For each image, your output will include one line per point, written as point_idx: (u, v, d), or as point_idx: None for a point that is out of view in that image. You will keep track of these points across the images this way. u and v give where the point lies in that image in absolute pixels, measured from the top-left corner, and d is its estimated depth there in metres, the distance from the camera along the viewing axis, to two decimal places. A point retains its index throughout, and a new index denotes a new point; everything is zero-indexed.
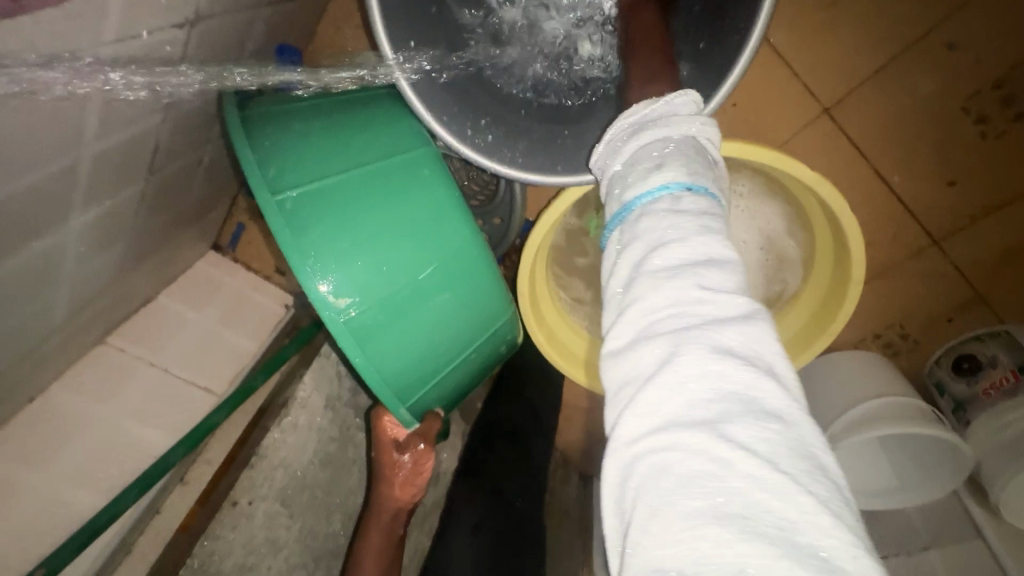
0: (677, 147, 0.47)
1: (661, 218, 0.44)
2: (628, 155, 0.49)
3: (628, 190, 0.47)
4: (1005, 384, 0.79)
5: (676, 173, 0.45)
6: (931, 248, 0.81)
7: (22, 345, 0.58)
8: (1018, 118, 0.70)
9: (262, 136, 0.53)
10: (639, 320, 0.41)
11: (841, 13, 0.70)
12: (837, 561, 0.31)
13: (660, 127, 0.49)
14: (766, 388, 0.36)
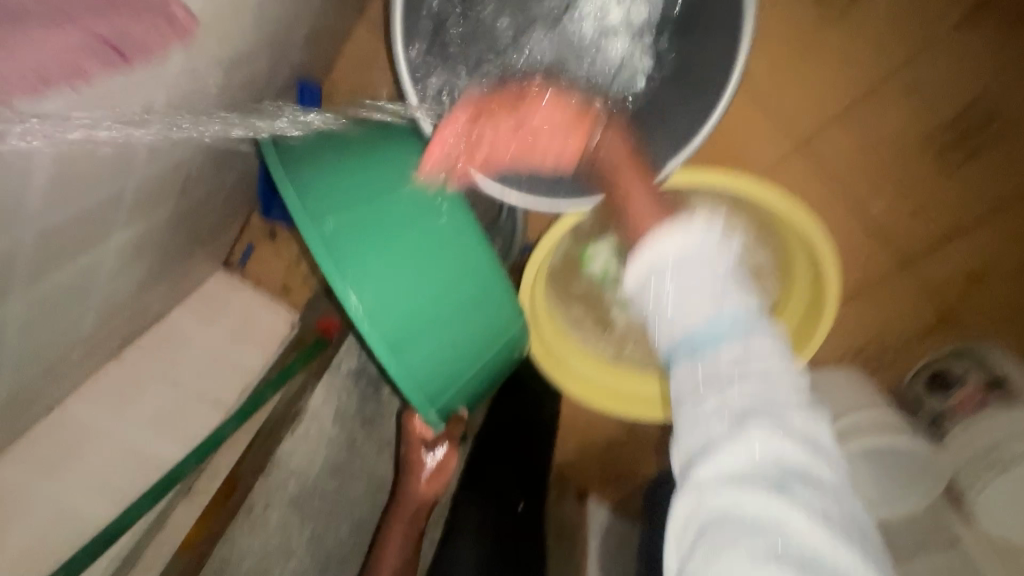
0: (718, 262, 0.47)
1: (718, 325, 0.45)
2: (672, 269, 0.47)
3: (692, 302, 0.46)
4: (976, 398, 0.85)
5: (739, 292, 0.46)
6: (902, 270, 0.88)
7: (43, 357, 0.60)
8: (969, 155, 0.80)
9: (299, 165, 0.57)
10: (716, 416, 0.44)
11: (811, 57, 0.78)
12: None
13: (698, 235, 0.47)
14: (825, 473, 0.42)
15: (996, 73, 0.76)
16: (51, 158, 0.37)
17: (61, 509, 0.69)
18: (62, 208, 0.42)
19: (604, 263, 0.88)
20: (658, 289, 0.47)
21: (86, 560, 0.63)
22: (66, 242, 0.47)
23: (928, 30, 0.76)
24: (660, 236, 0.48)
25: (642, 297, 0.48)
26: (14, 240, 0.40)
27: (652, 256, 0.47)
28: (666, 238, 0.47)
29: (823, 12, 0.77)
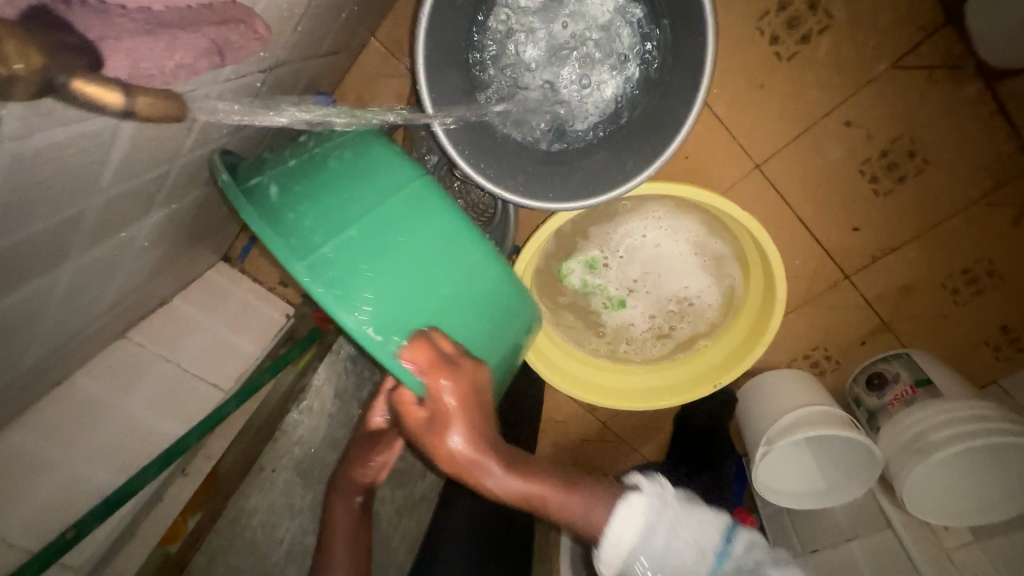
0: (669, 505, 0.64)
1: (684, 554, 0.64)
2: (640, 546, 0.62)
3: (653, 548, 0.62)
4: (905, 396, 0.96)
5: (673, 519, 0.64)
6: (844, 281, 0.99)
7: (65, 330, 0.63)
8: (901, 181, 0.88)
9: (306, 249, 0.54)
10: None
11: (769, 91, 0.84)
12: None
13: (644, 504, 0.63)
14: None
15: (928, 108, 0.82)
16: (128, 140, 0.43)
17: (69, 476, 0.72)
18: (124, 185, 0.49)
19: (581, 278, 0.94)
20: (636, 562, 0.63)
21: (94, 522, 0.67)
22: (117, 217, 0.52)
23: (862, 72, 0.81)
24: (615, 518, 0.62)
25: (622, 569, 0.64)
26: (83, 211, 0.45)
27: (619, 544, 0.62)
28: (621, 518, 0.62)
29: (773, 49, 0.81)
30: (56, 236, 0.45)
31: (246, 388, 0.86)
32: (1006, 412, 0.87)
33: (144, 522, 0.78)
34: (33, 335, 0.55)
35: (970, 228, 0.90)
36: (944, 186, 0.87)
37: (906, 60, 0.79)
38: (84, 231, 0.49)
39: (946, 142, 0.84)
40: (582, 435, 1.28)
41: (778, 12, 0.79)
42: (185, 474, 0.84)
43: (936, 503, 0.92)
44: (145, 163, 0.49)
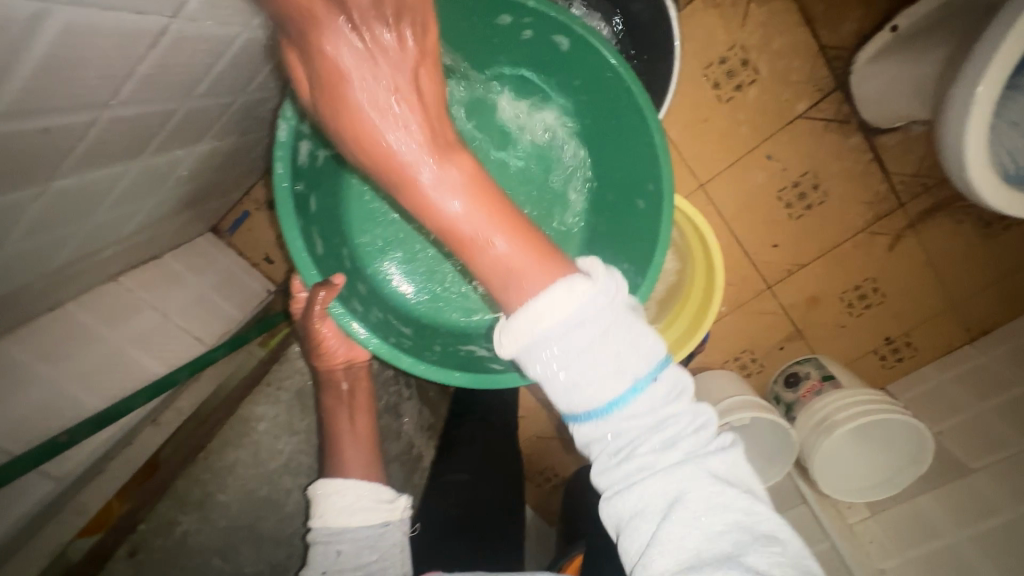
0: (617, 306, 0.43)
1: (606, 371, 0.42)
2: (559, 336, 0.42)
3: (561, 360, 0.42)
4: (814, 388, 1.13)
5: (609, 330, 0.42)
6: (766, 291, 1.19)
7: (96, 239, 0.67)
8: (808, 209, 1.11)
9: (640, 120, 0.69)
10: (638, 456, 0.43)
11: (711, 124, 1.06)
12: (718, 460, 0.44)
13: (588, 290, 0.42)
14: (761, 509, 0.43)
15: (828, 152, 1.06)
16: (229, 53, 0.53)
17: (52, 393, 0.72)
18: (206, 99, 0.58)
19: None
20: (543, 354, 0.42)
21: (87, 432, 0.67)
22: (186, 130, 0.61)
23: (782, 116, 1.04)
24: (544, 293, 0.42)
25: (522, 362, 0.43)
26: (175, 107, 0.53)
27: (537, 322, 0.42)
28: (555, 295, 0.42)
29: (714, 93, 1.04)
30: (150, 124, 0.52)
31: (236, 337, 0.89)
32: (859, 390, 1.06)
33: (117, 458, 0.77)
34: (82, 228, 0.60)
35: (860, 248, 1.13)
36: (841, 214, 1.10)
37: (811, 112, 1.04)
38: (164, 129, 0.56)
39: (840, 178, 1.08)
40: (537, 432, 1.36)
41: (719, 65, 1.02)
42: (157, 423, 0.83)
43: (841, 480, 1.09)
44: (227, 83, 0.59)
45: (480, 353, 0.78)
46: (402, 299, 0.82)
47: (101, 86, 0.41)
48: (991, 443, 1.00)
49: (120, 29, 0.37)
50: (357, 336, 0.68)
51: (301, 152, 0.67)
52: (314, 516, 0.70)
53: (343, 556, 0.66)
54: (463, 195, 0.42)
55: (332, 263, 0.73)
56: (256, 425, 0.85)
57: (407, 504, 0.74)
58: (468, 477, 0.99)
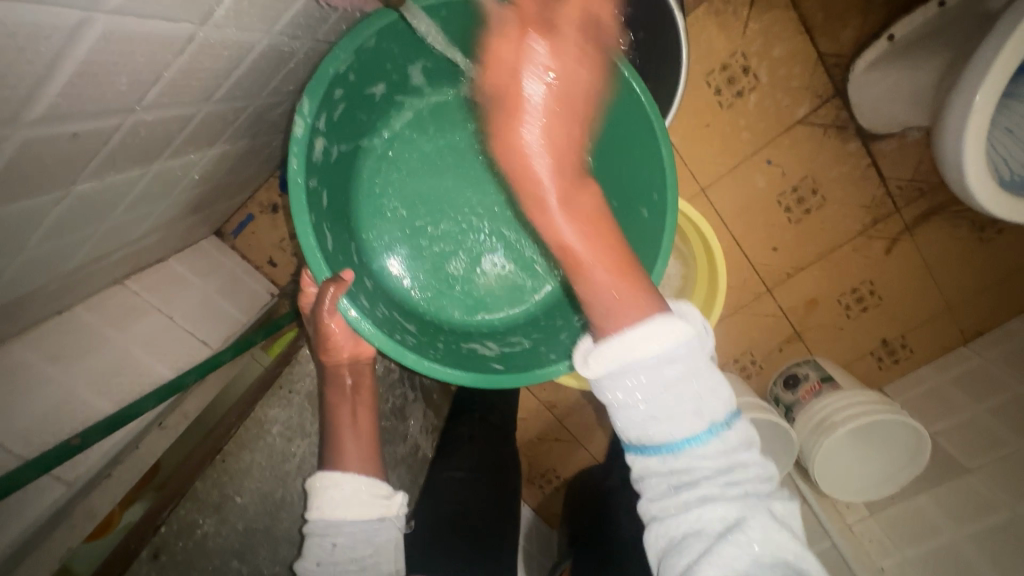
0: (705, 354, 0.48)
1: (687, 407, 0.46)
2: (650, 364, 0.45)
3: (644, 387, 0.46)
4: (814, 389, 1.14)
5: (690, 371, 0.46)
6: (766, 293, 1.21)
7: (110, 242, 0.67)
8: (808, 212, 1.12)
9: (647, 128, 0.70)
10: (702, 482, 0.46)
11: (714, 127, 1.08)
12: (777, 508, 0.47)
13: (687, 330, 0.47)
14: (813, 559, 0.45)
15: (827, 156, 1.08)
16: (249, 59, 0.54)
17: (62, 396, 0.72)
18: (224, 103, 0.58)
19: None
20: (629, 379, 0.46)
21: (98, 436, 0.67)
22: (202, 135, 0.61)
23: (783, 119, 1.06)
24: (646, 322, 0.46)
25: (608, 383, 0.47)
26: (195, 112, 0.54)
27: (631, 348, 0.46)
28: (655, 328, 0.46)
29: (716, 98, 1.06)
30: (169, 128, 0.53)
31: (242, 340, 0.89)
32: (866, 395, 1.06)
33: (125, 461, 0.77)
34: (98, 231, 0.60)
35: (858, 249, 1.15)
36: (839, 216, 1.12)
37: (810, 117, 1.06)
38: (182, 133, 0.56)
39: (838, 182, 1.10)
40: (539, 435, 1.36)
41: (721, 71, 1.04)
42: (163, 427, 0.83)
43: (841, 480, 1.10)
44: (243, 89, 0.59)
45: (482, 351, 0.79)
46: (406, 295, 0.83)
47: (130, 91, 0.41)
48: (988, 443, 1.01)
49: (153, 36, 0.38)
50: (365, 331, 0.67)
51: (315, 148, 0.67)
52: (311, 508, 0.70)
53: (338, 549, 0.67)
54: (582, 226, 0.49)
55: (341, 259, 0.73)
56: (269, 428, 0.81)
57: (402, 501, 0.75)
58: (464, 476, 0.96)
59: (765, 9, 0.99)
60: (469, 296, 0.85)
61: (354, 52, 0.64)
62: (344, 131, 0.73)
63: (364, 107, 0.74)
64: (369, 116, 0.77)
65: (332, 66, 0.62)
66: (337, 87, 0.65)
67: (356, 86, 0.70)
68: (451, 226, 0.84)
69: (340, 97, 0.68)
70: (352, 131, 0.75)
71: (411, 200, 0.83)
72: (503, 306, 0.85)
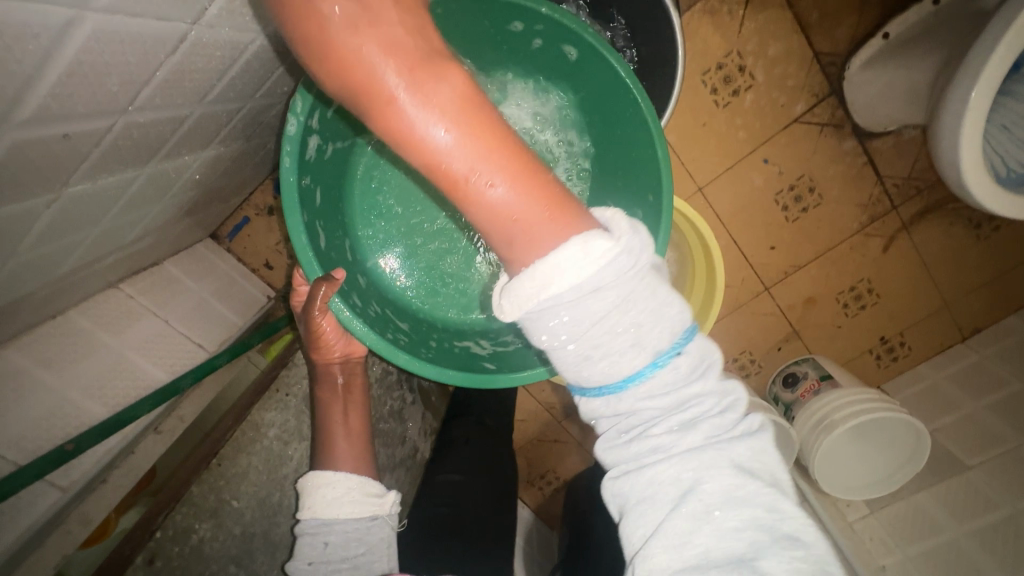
0: (638, 268, 0.41)
1: (624, 348, 0.41)
2: (569, 300, 0.39)
3: (571, 329, 0.40)
4: (813, 388, 1.13)
5: (619, 300, 0.40)
6: (765, 292, 1.20)
7: (103, 245, 0.66)
8: (805, 211, 1.12)
9: (644, 130, 0.69)
10: (653, 434, 0.43)
11: (710, 126, 1.08)
12: (746, 454, 0.43)
13: (609, 248, 0.39)
14: (787, 509, 0.42)
15: (824, 155, 1.08)
16: (243, 60, 0.53)
17: (56, 402, 0.71)
18: (217, 104, 0.58)
19: None
20: (551, 321, 0.40)
21: (93, 441, 0.66)
22: (196, 136, 0.60)
23: (779, 117, 1.06)
24: (559, 248, 0.39)
25: (530, 326, 0.41)
26: (188, 112, 0.53)
27: (543, 284, 0.39)
28: (568, 252, 0.39)
29: (712, 98, 1.06)
30: (163, 129, 0.52)
31: (238, 344, 0.89)
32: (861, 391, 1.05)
33: (120, 466, 0.76)
34: (90, 234, 0.59)
35: (855, 248, 1.15)
36: (836, 214, 1.12)
37: (806, 116, 1.06)
38: (176, 134, 0.56)
39: (836, 181, 1.10)
40: (538, 436, 1.36)
41: (717, 70, 1.04)
42: (159, 432, 0.82)
43: (841, 478, 1.09)
44: (238, 89, 0.59)
45: (474, 350, 0.79)
46: (399, 294, 0.82)
47: (122, 92, 0.41)
48: (988, 440, 1.01)
49: (145, 35, 0.38)
50: (357, 330, 0.66)
51: (309, 147, 0.67)
52: (303, 507, 0.69)
53: (331, 547, 0.66)
54: (451, 121, 0.37)
55: (334, 258, 0.72)
56: (267, 431, 0.81)
57: (395, 500, 0.74)
58: (461, 477, 0.96)
59: (760, 8, 1.00)
60: (466, 297, 0.84)
61: None
62: (340, 129, 0.73)
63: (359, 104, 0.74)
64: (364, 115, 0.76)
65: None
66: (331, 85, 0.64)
67: None
68: (446, 223, 0.83)
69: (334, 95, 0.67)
70: (348, 129, 0.75)
71: (407, 198, 0.82)
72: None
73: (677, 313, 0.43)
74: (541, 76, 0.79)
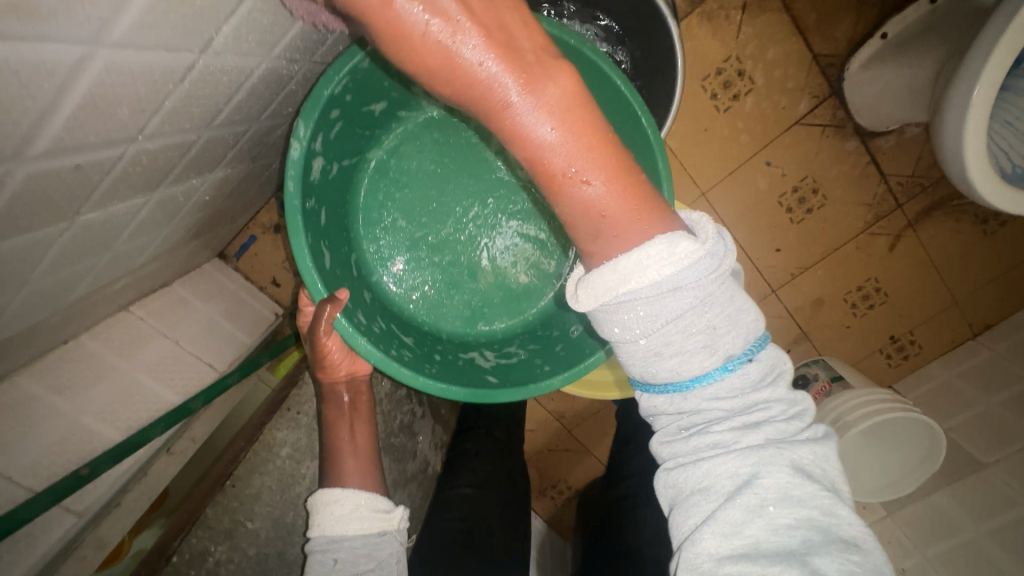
0: (719, 273, 0.42)
1: (695, 349, 0.42)
2: (646, 296, 0.40)
3: (646, 322, 0.41)
4: (824, 390, 1.12)
5: (693, 296, 0.41)
6: (772, 294, 1.20)
7: (115, 270, 0.67)
8: (809, 212, 1.12)
9: (644, 142, 0.69)
10: (716, 430, 0.43)
11: (711, 132, 1.08)
12: (809, 457, 0.42)
13: (692, 250, 0.40)
14: (845, 514, 0.40)
15: (826, 157, 1.08)
16: (248, 84, 0.54)
17: (70, 427, 0.71)
18: (224, 128, 0.59)
19: None
20: (626, 314, 0.42)
21: (107, 465, 0.67)
22: (204, 159, 0.61)
23: (779, 121, 1.06)
24: (643, 245, 0.41)
25: (604, 319, 0.43)
26: (196, 137, 0.54)
27: (623, 278, 0.41)
28: (652, 251, 0.40)
29: (713, 103, 1.06)
30: (172, 155, 0.53)
31: (249, 362, 0.89)
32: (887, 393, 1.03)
33: (134, 489, 0.76)
34: (103, 259, 0.60)
35: (861, 249, 1.15)
36: (840, 215, 1.12)
37: (806, 118, 1.06)
38: (185, 159, 0.57)
39: (839, 182, 1.10)
40: (550, 445, 1.35)
41: (717, 76, 1.05)
42: (171, 453, 0.82)
43: (858, 479, 1.09)
44: (244, 113, 0.60)
45: (478, 362, 0.80)
46: (405, 308, 0.82)
47: (133, 121, 0.42)
48: (1004, 437, 1.00)
49: (155, 66, 0.38)
50: (361, 348, 0.66)
51: (313, 168, 0.67)
52: (313, 526, 0.69)
53: (340, 565, 0.65)
54: (558, 121, 0.39)
55: (339, 276, 0.72)
56: (279, 450, 0.81)
57: (403, 515, 0.73)
58: (471, 490, 0.95)
59: (758, 13, 1.00)
60: (472, 309, 0.84)
61: (349, 72, 0.64)
62: (343, 148, 0.73)
63: (367, 120, 0.74)
64: (368, 131, 0.76)
65: (327, 88, 0.62)
66: (333, 108, 0.65)
67: (357, 102, 0.69)
68: (451, 233, 0.82)
69: (338, 117, 0.68)
70: (352, 147, 0.75)
71: (411, 211, 0.81)
72: (503, 316, 0.84)
73: (750, 318, 0.45)
74: None
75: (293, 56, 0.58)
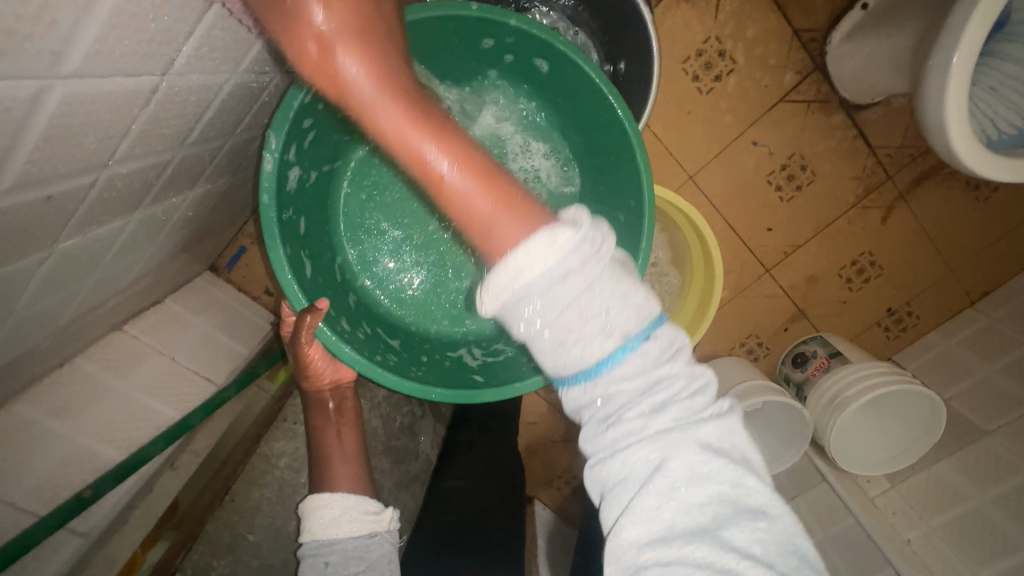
0: (601, 256, 0.42)
1: (594, 332, 0.41)
2: (540, 286, 0.40)
3: (542, 311, 0.41)
4: (822, 366, 1.11)
5: (581, 279, 0.40)
6: (766, 274, 1.19)
7: (99, 294, 0.67)
8: (798, 190, 1.12)
9: (622, 134, 0.68)
10: (628, 422, 0.43)
11: (695, 115, 1.07)
12: (715, 433, 0.44)
13: (572, 236, 0.41)
14: (750, 482, 0.43)
15: (812, 132, 1.08)
16: (219, 101, 0.54)
17: (71, 450, 0.72)
18: (199, 145, 0.58)
19: None
20: (524, 309, 0.41)
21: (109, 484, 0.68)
22: (181, 177, 0.61)
23: (762, 101, 1.06)
24: (526, 238, 0.41)
25: (507, 315, 0.42)
26: (170, 158, 0.54)
27: (515, 272, 0.40)
28: (535, 241, 0.40)
29: (695, 85, 1.05)
30: (146, 176, 0.53)
31: (246, 375, 0.89)
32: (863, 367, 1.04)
33: (138, 506, 0.77)
34: (88, 284, 0.60)
35: (852, 224, 1.14)
36: (829, 191, 1.12)
37: (790, 96, 1.05)
38: (161, 178, 0.57)
39: (826, 158, 1.09)
40: (553, 436, 1.36)
41: (697, 57, 1.03)
42: (174, 469, 0.82)
43: (857, 455, 1.08)
44: (219, 126, 0.59)
45: (465, 361, 0.80)
46: (392, 311, 0.82)
47: (101, 148, 0.42)
48: (1004, 403, 1.00)
49: (118, 94, 0.38)
50: (345, 356, 0.67)
51: (289, 178, 0.67)
52: (303, 530, 0.71)
53: (331, 568, 0.67)
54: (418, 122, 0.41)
55: (321, 284, 0.72)
56: (277, 462, 0.90)
57: (394, 515, 0.75)
58: (465, 482, 0.96)
59: None
60: (463, 309, 0.84)
61: None
62: (320, 155, 0.73)
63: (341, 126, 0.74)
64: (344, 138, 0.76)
65: (297, 97, 0.61)
66: (305, 117, 0.64)
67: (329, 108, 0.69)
68: (434, 233, 0.82)
69: (312, 127, 0.67)
70: (329, 153, 0.75)
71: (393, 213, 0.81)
72: None
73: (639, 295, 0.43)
74: (519, 85, 0.78)
75: (264, 67, 0.58)
